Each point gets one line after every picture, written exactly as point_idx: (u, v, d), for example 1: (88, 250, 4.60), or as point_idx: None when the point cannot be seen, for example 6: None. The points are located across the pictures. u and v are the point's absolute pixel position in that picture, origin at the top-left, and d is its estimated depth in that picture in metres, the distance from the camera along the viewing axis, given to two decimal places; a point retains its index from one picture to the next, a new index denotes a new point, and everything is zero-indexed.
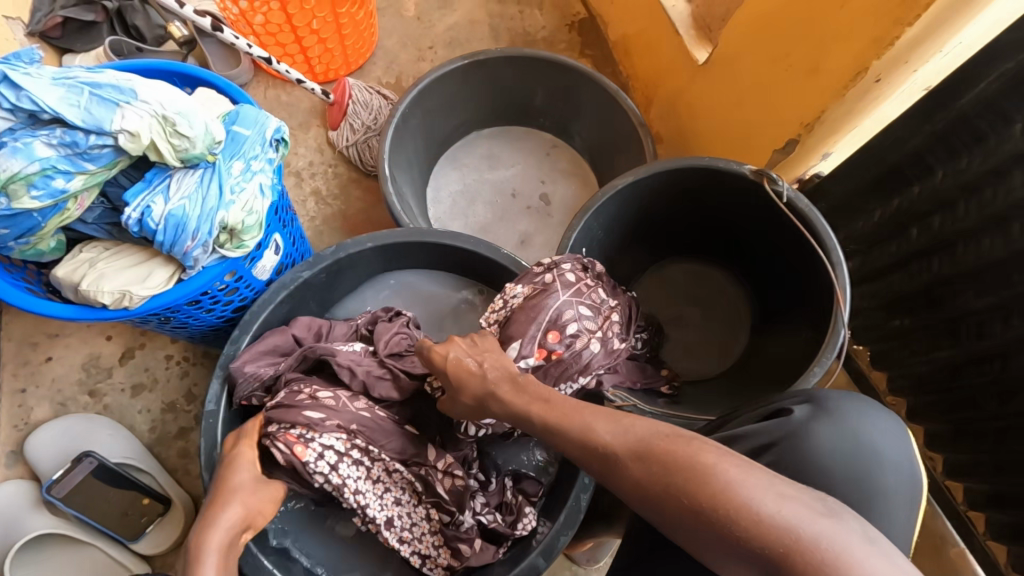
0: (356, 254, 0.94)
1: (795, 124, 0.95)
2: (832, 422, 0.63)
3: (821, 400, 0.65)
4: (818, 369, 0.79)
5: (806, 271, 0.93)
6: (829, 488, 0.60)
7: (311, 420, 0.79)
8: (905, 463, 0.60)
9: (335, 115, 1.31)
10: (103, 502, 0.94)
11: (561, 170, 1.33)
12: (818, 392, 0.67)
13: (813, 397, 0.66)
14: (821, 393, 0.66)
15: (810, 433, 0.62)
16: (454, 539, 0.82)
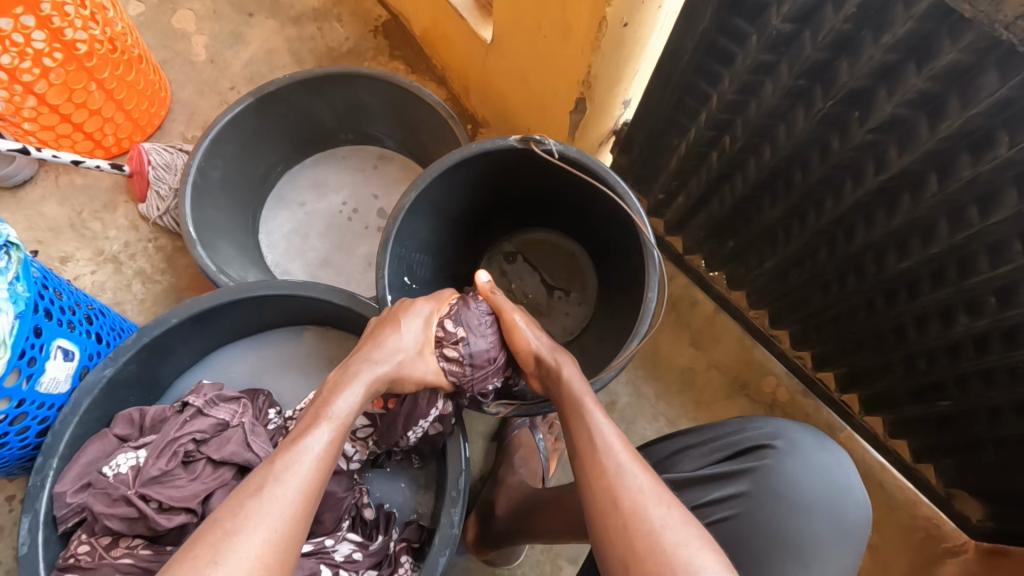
0: (161, 332, 0.85)
1: (573, 85, 0.95)
2: (799, 462, 0.66)
3: (789, 438, 0.68)
4: (647, 317, 0.77)
5: (617, 217, 0.92)
6: (787, 531, 0.64)
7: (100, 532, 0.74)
8: (853, 507, 0.65)
9: (139, 186, 1.22)
10: None
11: (394, 181, 1.30)
12: (775, 422, 0.70)
13: (781, 434, 0.68)
14: (780, 425, 0.70)
15: (775, 469, 0.66)
16: None
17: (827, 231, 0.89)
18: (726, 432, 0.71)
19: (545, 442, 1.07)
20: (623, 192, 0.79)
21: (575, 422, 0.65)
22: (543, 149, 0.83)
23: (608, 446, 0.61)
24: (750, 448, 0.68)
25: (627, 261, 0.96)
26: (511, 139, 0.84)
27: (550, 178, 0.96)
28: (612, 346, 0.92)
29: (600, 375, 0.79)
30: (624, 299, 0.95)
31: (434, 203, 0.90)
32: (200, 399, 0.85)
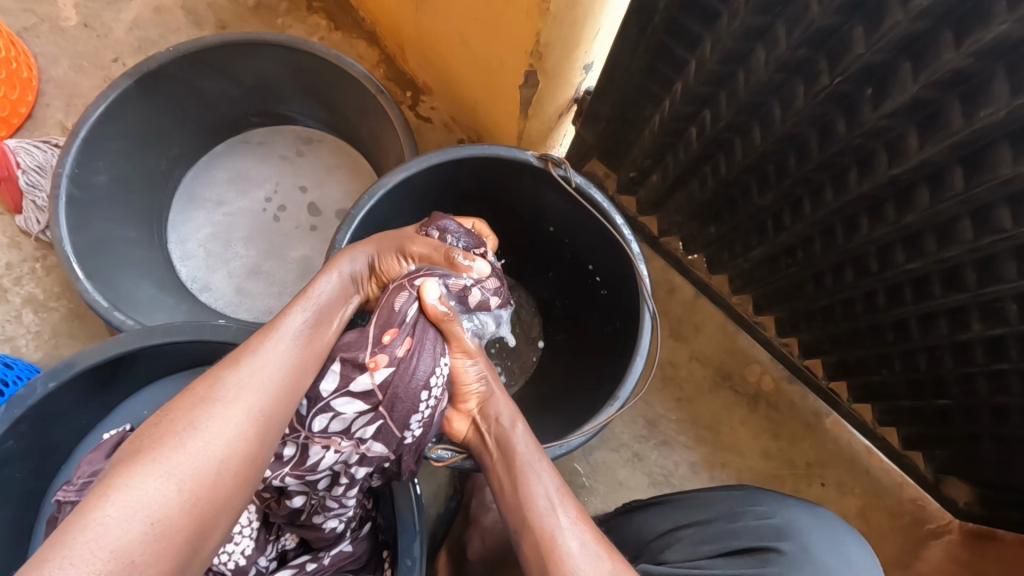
0: (40, 400, 0.71)
1: (521, 54, 0.77)
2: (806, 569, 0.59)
3: (797, 538, 0.61)
4: (633, 380, 0.71)
5: (600, 259, 0.85)
6: None
7: None
8: None
9: (13, 195, 1.01)
10: None
11: (325, 167, 1.11)
12: (785, 513, 0.64)
13: (789, 533, 0.62)
14: (789, 517, 0.63)
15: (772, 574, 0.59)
16: None
17: (823, 223, 0.77)
18: (726, 521, 0.66)
19: None
20: (618, 227, 0.75)
21: (525, 487, 0.60)
22: (560, 175, 0.76)
23: (559, 522, 0.57)
24: (752, 548, 0.62)
25: (601, 312, 0.88)
26: (528, 155, 0.77)
27: (526, 211, 0.88)
28: (582, 398, 0.84)
29: (566, 440, 0.71)
30: (591, 361, 0.88)
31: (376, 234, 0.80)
32: (73, 489, 0.69)
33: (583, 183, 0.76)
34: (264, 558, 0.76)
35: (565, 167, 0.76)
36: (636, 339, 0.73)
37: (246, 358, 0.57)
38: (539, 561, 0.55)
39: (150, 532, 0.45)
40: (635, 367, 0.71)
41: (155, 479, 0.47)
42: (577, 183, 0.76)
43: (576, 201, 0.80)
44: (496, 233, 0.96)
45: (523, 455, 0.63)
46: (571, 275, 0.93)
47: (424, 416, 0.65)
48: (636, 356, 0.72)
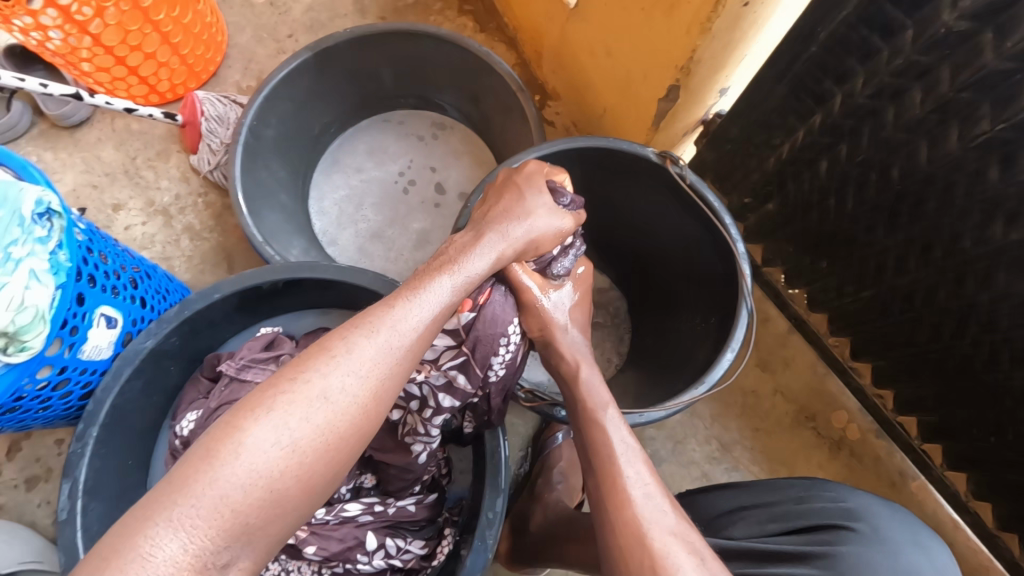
0: (203, 307, 0.82)
1: (669, 69, 0.82)
2: (880, 550, 0.59)
3: (870, 522, 0.61)
4: (720, 369, 0.65)
5: (704, 259, 0.82)
6: None
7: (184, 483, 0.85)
8: None
9: (192, 137, 1.17)
10: None
11: (452, 152, 1.22)
12: (857, 498, 0.64)
13: (858, 514, 0.62)
14: (863, 503, 0.63)
15: (848, 551, 0.59)
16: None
17: (951, 272, 0.76)
18: (790, 500, 0.66)
19: None
20: (727, 230, 0.71)
21: (592, 431, 0.64)
22: (676, 173, 0.75)
23: (625, 466, 0.59)
24: (821, 526, 0.62)
25: (699, 309, 0.85)
26: (647, 150, 0.76)
27: (634, 202, 0.87)
28: (666, 388, 0.82)
29: (646, 412, 0.67)
30: (678, 360, 0.86)
31: (491, 213, 0.83)
32: (233, 365, 0.84)
33: (698, 182, 0.73)
34: (346, 487, 0.86)
35: (682, 165, 0.74)
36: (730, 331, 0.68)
37: (381, 324, 0.52)
38: (602, 499, 0.58)
39: (238, 511, 0.42)
40: (721, 359, 0.66)
41: (266, 449, 0.44)
42: (692, 181, 0.74)
43: (688, 200, 0.78)
44: (602, 222, 0.96)
45: (593, 400, 0.67)
46: (671, 276, 0.91)
47: (506, 360, 0.74)
48: (726, 347, 0.67)
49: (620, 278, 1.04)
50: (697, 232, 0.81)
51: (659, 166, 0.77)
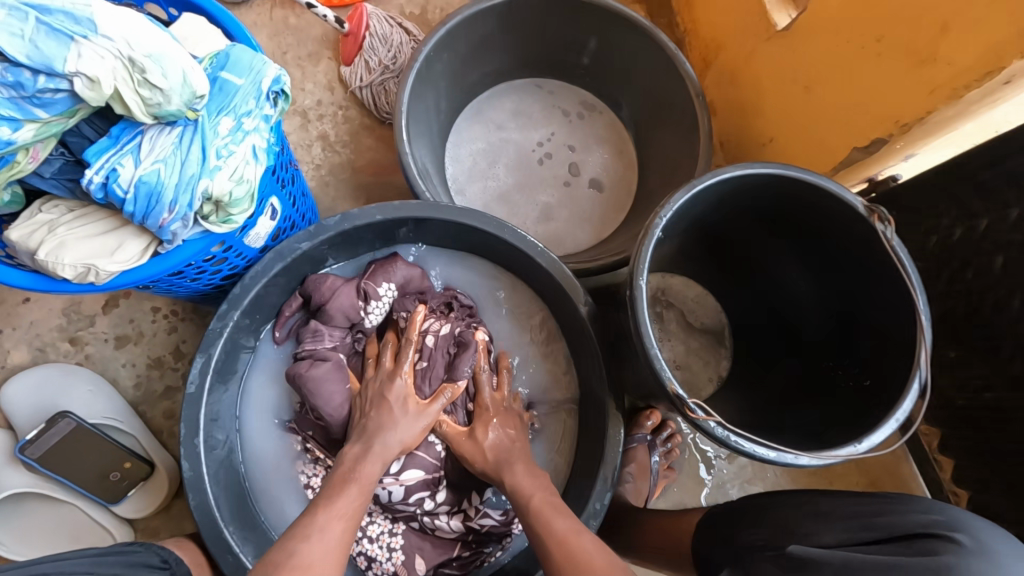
0: (363, 224, 0.81)
1: (885, 121, 0.82)
2: (987, 564, 0.54)
3: (972, 533, 0.56)
4: (878, 436, 0.65)
5: (862, 320, 0.78)
6: None
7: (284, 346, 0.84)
8: None
9: (350, 49, 1.14)
10: (66, 463, 0.86)
11: (596, 138, 1.19)
12: (954, 511, 0.59)
13: (963, 527, 0.57)
14: (960, 516, 0.58)
15: (952, 563, 0.54)
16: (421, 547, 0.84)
17: None
18: (878, 512, 0.62)
19: (659, 463, 1.02)
20: (919, 303, 0.67)
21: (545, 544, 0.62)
22: (880, 232, 0.70)
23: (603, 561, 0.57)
24: (918, 536, 0.58)
25: (840, 364, 0.82)
26: (854, 199, 0.71)
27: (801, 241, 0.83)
28: (793, 426, 0.81)
29: (796, 455, 0.64)
30: (811, 406, 0.84)
31: (672, 226, 0.79)
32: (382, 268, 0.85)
33: (901, 248, 0.69)
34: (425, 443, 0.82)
35: (890, 226, 0.70)
36: (898, 402, 0.66)
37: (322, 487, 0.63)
38: None
39: None
40: (881, 427, 0.65)
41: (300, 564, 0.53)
42: (894, 246, 0.69)
43: (873, 260, 0.74)
44: (750, 251, 0.92)
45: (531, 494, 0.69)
46: (811, 323, 0.88)
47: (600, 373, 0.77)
48: (891, 417, 0.65)
49: (745, 309, 1.02)
50: (863, 292, 0.77)
51: (859, 219, 0.72)
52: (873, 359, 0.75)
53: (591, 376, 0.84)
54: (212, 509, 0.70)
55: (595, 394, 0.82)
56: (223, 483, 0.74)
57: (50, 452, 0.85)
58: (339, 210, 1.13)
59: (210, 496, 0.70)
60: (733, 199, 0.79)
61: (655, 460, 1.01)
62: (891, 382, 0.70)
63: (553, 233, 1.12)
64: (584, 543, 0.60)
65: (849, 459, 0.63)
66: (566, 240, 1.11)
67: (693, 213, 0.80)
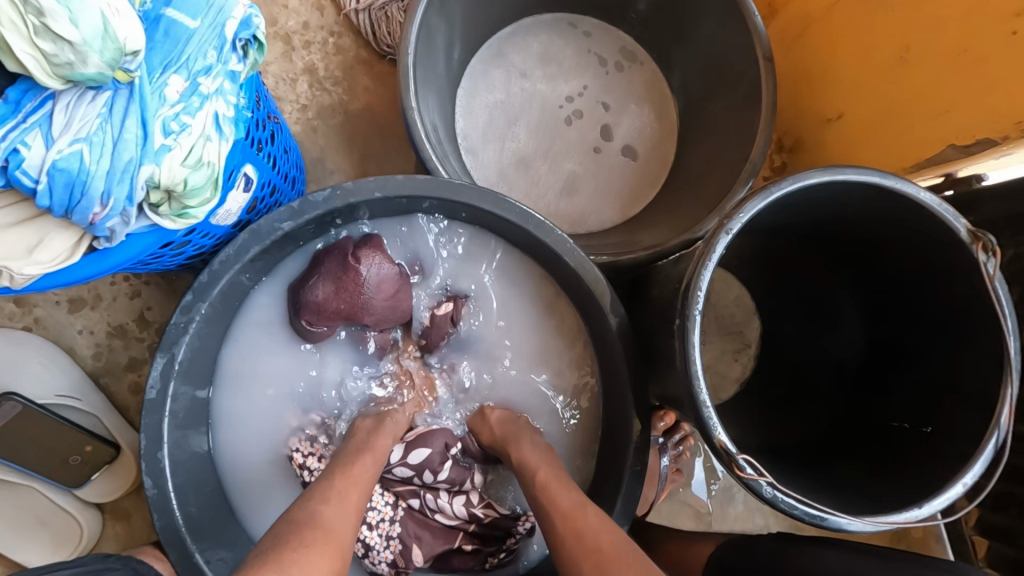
0: (358, 202, 0.66)
1: (996, 117, 0.68)
2: None
3: None
4: (942, 501, 0.56)
5: (940, 356, 0.67)
6: None
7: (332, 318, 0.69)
8: None
9: None
10: (15, 447, 0.77)
11: (633, 94, 1.02)
12: None
13: None
14: None
15: None
16: (418, 536, 0.71)
17: None
18: None
19: (667, 467, 0.96)
20: (1016, 353, 0.56)
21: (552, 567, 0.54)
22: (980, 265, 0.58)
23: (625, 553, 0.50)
24: None
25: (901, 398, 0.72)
26: (959, 218, 0.58)
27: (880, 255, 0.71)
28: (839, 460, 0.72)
29: (845, 518, 0.55)
30: (856, 439, 0.75)
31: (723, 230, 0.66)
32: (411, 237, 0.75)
33: (1005, 286, 0.57)
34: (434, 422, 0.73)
35: (994, 259, 0.57)
36: (968, 464, 0.57)
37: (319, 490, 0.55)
38: None
39: None
40: (944, 492, 0.56)
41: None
42: (997, 283, 0.57)
43: (969, 292, 0.62)
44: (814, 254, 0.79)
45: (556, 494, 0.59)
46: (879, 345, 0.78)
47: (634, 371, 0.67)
48: (958, 481, 0.56)
49: (794, 311, 0.90)
50: (947, 326, 0.66)
51: (959, 243, 0.60)
52: (943, 404, 0.65)
53: (614, 389, 0.72)
54: (182, 531, 0.61)
55: (616, 413, 0.72)
56: (198, 496, 0.65)
57: None
58: (329, 162, 0.96)
59: (179, 516, 0.61)
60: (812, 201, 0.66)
61: (664, 463, 0.95)
62: (962, 438, 0.61)
63: (574, 208, 0.97)
64: (591, 519, 0.54)
65: (909, 526, 0.55)
66: (589, 216, 0.97)
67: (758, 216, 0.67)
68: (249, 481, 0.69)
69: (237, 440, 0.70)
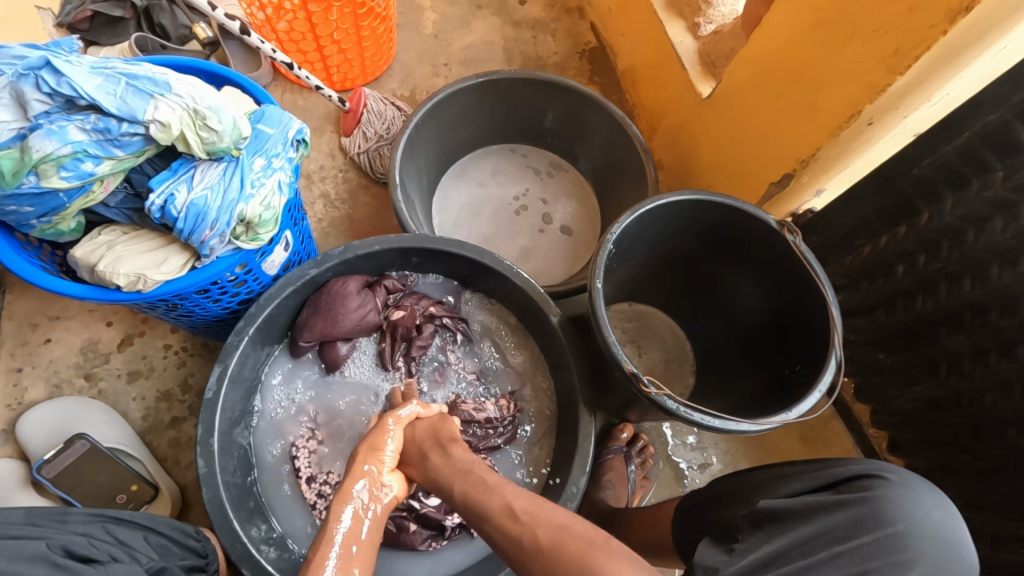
0: (363, 253, 0.92)
1: (790, 160, 1.00)
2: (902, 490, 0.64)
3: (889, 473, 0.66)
4: (806, 405, 0.76)
5: (796, 318, 0.91)
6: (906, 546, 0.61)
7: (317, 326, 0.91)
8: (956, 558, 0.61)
9: (350, 123, 1.33)
10: (77, 483, 0.92)
11: (564, 192, 1.38)
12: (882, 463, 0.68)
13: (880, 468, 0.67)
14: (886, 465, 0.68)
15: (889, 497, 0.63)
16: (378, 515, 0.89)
17: (1001, 378, 0.89)
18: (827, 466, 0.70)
19: (634, 474, 1.10)
20: (829, 294, 0.81)
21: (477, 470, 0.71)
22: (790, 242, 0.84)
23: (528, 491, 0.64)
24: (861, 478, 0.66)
25: (782, 358, 0.95)
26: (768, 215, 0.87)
27: (738, 261, 0.97)
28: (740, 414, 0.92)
29: (738, 423, 0.75)
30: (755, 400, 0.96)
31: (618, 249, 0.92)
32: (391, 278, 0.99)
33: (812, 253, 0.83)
34: None
35: (797, 236, 0.84)
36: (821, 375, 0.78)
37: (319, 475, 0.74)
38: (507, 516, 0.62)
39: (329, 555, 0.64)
40: (808, 397, 0.76)
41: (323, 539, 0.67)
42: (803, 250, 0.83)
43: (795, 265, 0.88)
44: (702, 275, 1.04)
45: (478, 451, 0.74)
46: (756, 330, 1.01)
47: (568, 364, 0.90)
48: (816, 388, 0.77)
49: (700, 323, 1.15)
50: (791, 298, 0.92)
51: (777, 231, 0.87)
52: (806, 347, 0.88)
53: (564, 376, 0.93)
54: (224, 503, 0.76)
55: (569, 397, 0.91)
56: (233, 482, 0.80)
57: (63, 472, 0.91)
58: None
59: (222, 491, 0.76)
60: (676, 222, 0.95)
61: (632, 469, 1.08)
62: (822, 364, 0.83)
63: (528, 271, 1.27)
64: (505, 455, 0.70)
65: (783, 423, 0.74)
66: (541, 276, 1.27)
67: (642, 235, 0.95)
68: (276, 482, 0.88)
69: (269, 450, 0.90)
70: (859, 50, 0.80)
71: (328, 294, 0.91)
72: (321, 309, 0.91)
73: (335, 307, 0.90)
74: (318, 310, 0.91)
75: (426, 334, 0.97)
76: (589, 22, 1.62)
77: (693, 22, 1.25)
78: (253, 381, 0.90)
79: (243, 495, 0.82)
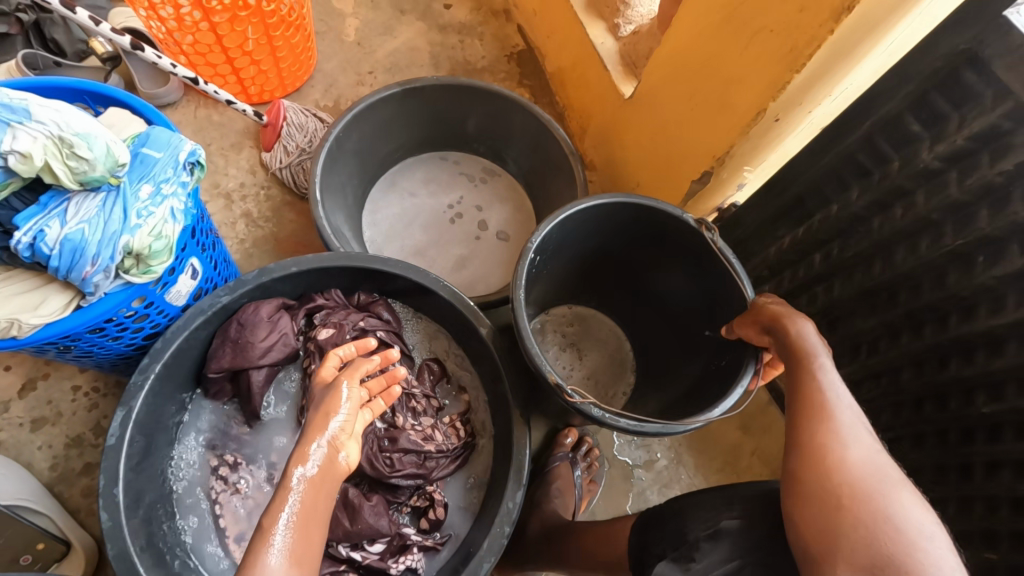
0: (279, 277, 0.88)
1: (707, 158, 1.02)
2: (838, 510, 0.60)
3: None
4: (730, 400, 0.77)
5: (717, 316, 0.91)
6: None
7: (224, 360, 0.85)
8: None
9: (269, 137, 1.27)
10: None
11: (498, 196, 1.37)
12: None
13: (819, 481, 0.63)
14: None
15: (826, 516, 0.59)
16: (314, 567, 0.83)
17: (914, 356, 0.93)
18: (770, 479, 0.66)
19: (581, 478, 1.09)
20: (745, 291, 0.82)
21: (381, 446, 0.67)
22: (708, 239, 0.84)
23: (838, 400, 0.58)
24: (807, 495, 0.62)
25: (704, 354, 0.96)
26: (686, 215, 0.87)
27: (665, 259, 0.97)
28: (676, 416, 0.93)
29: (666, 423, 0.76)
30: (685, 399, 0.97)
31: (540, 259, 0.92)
32: (320, 301, 0.94)
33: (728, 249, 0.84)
34: None
35: (714, 232, 0.84)
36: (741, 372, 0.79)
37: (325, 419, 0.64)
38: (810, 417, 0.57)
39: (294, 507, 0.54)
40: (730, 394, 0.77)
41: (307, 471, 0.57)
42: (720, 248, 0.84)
43: (714, 259, 0.88)
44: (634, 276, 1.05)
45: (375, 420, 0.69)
46: (686, 323, 1.01)
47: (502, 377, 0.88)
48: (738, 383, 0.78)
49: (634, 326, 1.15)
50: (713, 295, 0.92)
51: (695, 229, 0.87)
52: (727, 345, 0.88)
53: (497, 389, 0.91)
54: (132, 556, 0.70)
55: (502, 409, 0.90)
56: (144, 531, 0.74)
57: None
58: None
59: (130, 544, 0.70)
60: (599, 227, 0.95)
61: (579, 474, 1.09)
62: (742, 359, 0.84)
63: (465, 280, 1.26)
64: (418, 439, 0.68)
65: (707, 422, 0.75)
66: (478, 285, 1.26)
67: (564, 241, 0.95)
68: (203, 536, 0.83)
69: (192, 500, 0.85)
70: (759, 50, 0.82)
71: (240, 323, 0.85)
72: (231, 338, 0.85)
73: (245, 336, 0.85)
74: (229, 338, 0.85)
75: (359, 351, 0.93)
76: (515, 25, 1.62)
77: (613, 23, 1.26)
78: (167, 425, 0.84)
79: (162, 548, 0.77)
